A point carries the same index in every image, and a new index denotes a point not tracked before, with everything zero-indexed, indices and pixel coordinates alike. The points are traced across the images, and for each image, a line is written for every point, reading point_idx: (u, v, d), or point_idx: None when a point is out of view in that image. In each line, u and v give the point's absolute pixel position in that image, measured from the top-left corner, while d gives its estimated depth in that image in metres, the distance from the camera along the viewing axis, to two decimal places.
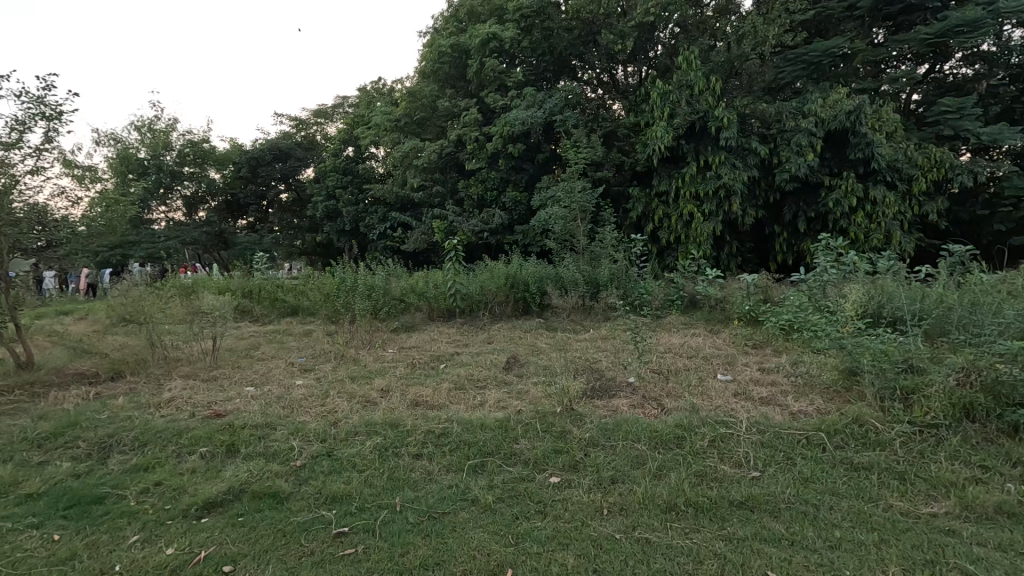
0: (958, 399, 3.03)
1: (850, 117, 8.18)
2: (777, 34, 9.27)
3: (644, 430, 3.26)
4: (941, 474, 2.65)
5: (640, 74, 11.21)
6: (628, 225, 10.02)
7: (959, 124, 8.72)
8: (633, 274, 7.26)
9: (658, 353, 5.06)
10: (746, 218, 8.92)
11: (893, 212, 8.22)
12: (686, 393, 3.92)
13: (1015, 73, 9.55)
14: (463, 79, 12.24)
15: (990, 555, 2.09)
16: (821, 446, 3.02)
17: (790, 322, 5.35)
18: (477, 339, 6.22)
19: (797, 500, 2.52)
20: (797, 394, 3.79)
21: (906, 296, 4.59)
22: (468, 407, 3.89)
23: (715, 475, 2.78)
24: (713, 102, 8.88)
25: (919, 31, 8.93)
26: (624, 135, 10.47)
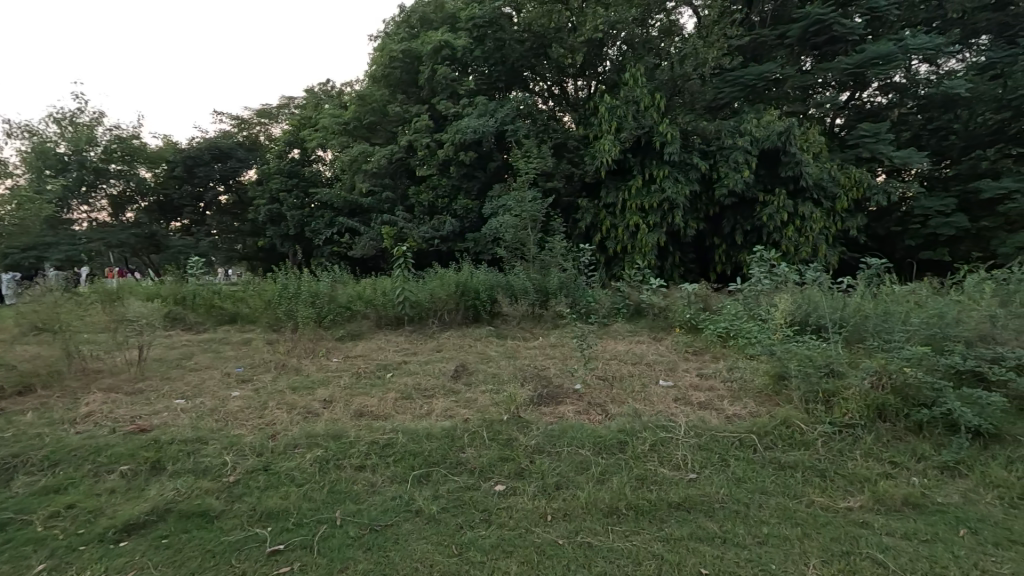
0: (872, 400, 3.30)
1: (781, 137, 8.76)
2: (716, 56, 9.83)
3: (589, 436, 3.32)
4: (857, 471, 2.86)
5: (590, 88, 11.57)
6: (576, 235, 10.23)
7: (875, 147, 9.52)
8: (581, 283, 7.40)
9: (604, 361, 5.18)
10: (688, 231, 9.33)
11: (820, 227, 8.85)
12: (629, 399, 4.04)
13: (922, 103, 10.54)
14: (415, 85, 12.18)
15: (898, 544, 2.27)
16: (752, 447, 3.19)
17: (726, 330, 5.62)
18: (425, 347, 6.15)
19: (730, 500, 2.65)
20: (731, 398, 3.98)
21: (828, 305, 4.94)
22: (413, 417, 3.83)
23: (654, 478, 2.87)
24: (657, 118, 9.27)
25: (841, 61, 9.67)
26: (574, 147, 10.74)
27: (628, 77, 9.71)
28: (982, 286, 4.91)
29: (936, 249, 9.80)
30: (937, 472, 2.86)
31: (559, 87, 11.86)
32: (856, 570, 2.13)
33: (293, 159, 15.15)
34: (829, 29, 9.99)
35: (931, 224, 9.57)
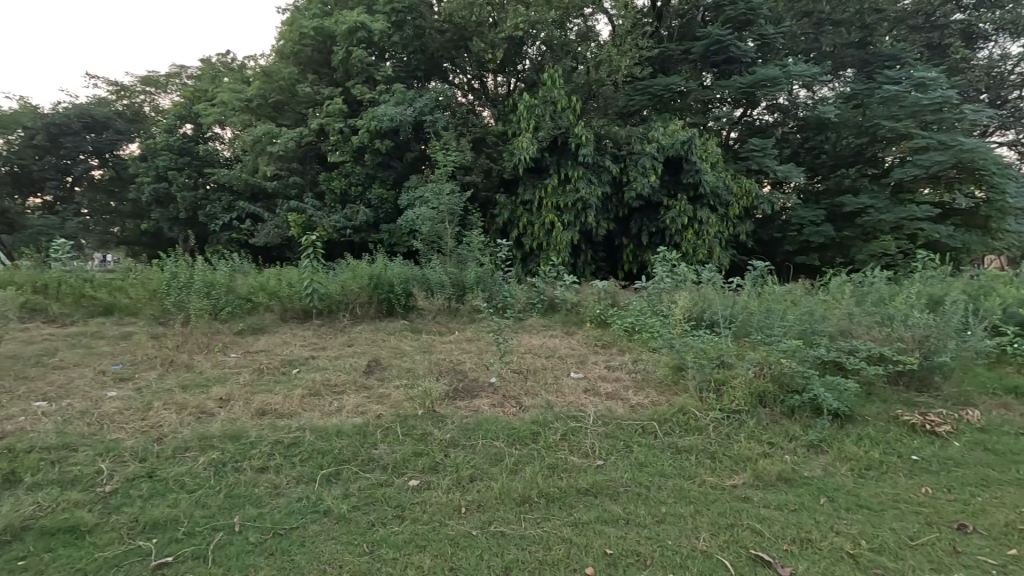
0: (755, 388, 3.69)
1: (684, 147, 9.44)
2: (628, 65, 10.36)
3: (503, 428, 3.38)
4: (742, 451, 3.18)
5: (509, 85, 11.70)
6: (494, 230, 10.32)
7: (762, 161, 10.58)
8: (498, 277, 7.48)
9: (519, 354, 5.28)
10: (600, 230, 9.79)
11: (714, 231, 9.67)
12: (543, 391, 4.17)
13: (800, 123, 11.83)
14: (327, 66, 11.58)
15: (772, 514, 2.56)
16: (653, 433, 3.43)
17: (632, 325, 5.98)
18: (335, 342, 5.89)
19: (633, 484, 2.83)
20: (636, 388, 4.25)
21: (721, 303, 5.43)
22: (322, 414, 3.66)
23: (564, 466, 2.99)
24: (573, 120, 9.60)
25: (736, 80, 10.62)
26: (493, 142, 10.81)
27: (547, 77, 9.94)
28: (843, 287, 5.65)
29: (809, 254, 11.09)
30: (805, 450, 3.26)
31: (479, 80, 11.81)
32: (738, 540, 2.36)
33: (184, 134, 13.71)
34: (727, 49, 10.94)
35: (805, 232, 10.80)
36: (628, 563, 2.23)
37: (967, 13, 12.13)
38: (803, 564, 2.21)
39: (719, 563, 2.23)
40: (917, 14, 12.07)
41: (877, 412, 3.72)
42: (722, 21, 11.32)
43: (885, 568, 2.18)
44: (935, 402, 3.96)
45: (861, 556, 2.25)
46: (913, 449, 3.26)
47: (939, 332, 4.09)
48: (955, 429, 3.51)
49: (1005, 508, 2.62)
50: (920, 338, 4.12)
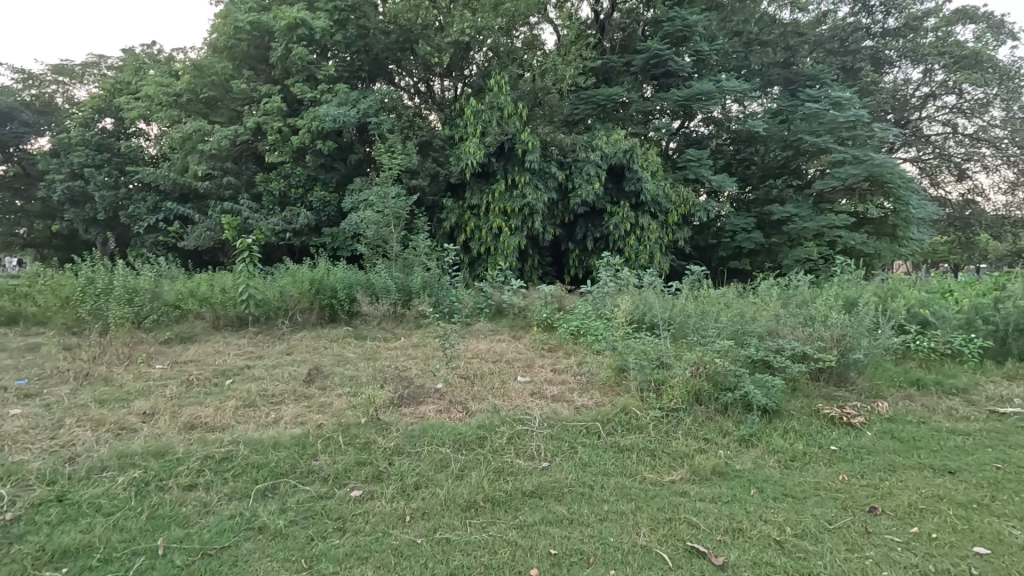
0: (691, 387, 3.87)
1: (626, 155, 9.78)
2: (572, 75, 10.63)
3: (449, 433, 3.36)
4: (680, 448, 3.32)
5: (456, 90, 11.68)
6: (441, 235, 10.26)
7: (698, 171, 11.12)
8: (445, 282, 7.42)
9: (465, 359, 5.26)
10: (546, 236, 9.95)
11: (655, 237, 10.06)
12: (490, 395, 4.18)
13: (732, 136, 12.55)
14: (265, 62, 11.12)
15: (707, 507, 2.68)
16: (596, 433, 3.52)
17: (578, 328, 6.11)
18: (273, 350, 5.63)
19: (577, 483, 2.89)
20: (580, 390, 4.35)
21: (660, 305, 5.64)
22: (258, 426, 3.49)
23: (510, 470, 3.01)
24: (520, 126, 9.72)
25: (674, 93, 11.11)
26: (439, 146, 10.75)
27: (494, 84, 10.02)
28: (771, 290, 6.02)
29: (741, 259, 11.74)
30: (737, 444, 3.44)
31: (425, 84, 11.76)
32: (676, 533, 2.46)
33: (104, 129, 12.73)
34: (665, 63, 11.43)
35: (738, 238, 11.43)
36: (572, 562, 2.27)
37: (875, 40, 13.33)
38: (735, 553, 2.32)
39: (658, 556, 2.30)
40: (832, 40, 13.22)
41: (801, 406, 3.99)
42: (660, 36, 11.80)
43: (807, 551, 2.32)
44: (851, 396, 4.29)
45: (787, 541, 2.39)
46: (832, 440, 3.51)
47: (854, 331, 4.45)
48: (867, 420, 3.82)
49: (909, 489, 2.87)
50: (838, 336, 4.46)
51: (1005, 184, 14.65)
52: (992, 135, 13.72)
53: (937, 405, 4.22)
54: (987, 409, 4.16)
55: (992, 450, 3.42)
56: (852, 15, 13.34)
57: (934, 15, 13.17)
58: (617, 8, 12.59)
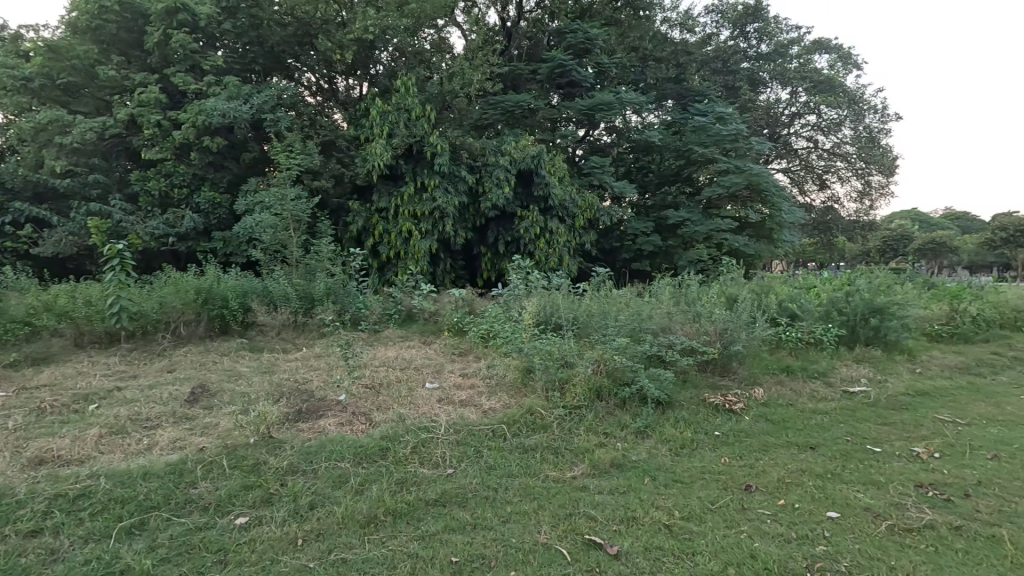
0: (592, 384, 4.03)
1: (533, 161, 10.05)
2: (480, 80, 10.72)
3: (349, 446, 3.22)
4: (581, 444, 3.44)
5: (361, 88, 11.28)
6: (347, 239, 9.84)
7: (602, 177, 11.66)
8: (351, 288, 7.12)
9: (371, 368, 5.07)
10: (457, 239, 9.90)
11: (563, 240, 10.39)
12: (395, 404, 4.06)
13: (632, 144, 13.34)
14: (139, 48, 9.99)
15: (605, 499, 2.80)
16: (502, 436, 3.55)
17: (488, 331, 6.12)
18: (151, 368, 5.05)
19: (482, 488, 2.89)
20: (488, 393, 4.36)
21: (566, 307, 5.78)
22: (126, 455, 3.11)
23: (413, 480, 2.93)
24: (428, 129, 9.60)
25: (578, 102, 11.58)
26: (343, 146, 10.31)
27: (400, 85, 9.81)
28: (667, 289, 6.44)
29: (643, 260, 12.40)
30: (634, 436, 3.64)
31: (328, 81, 11.24)
32: (575, 527, 2.54)
33: None
34: (569, 73, 11.87)
35: (639, 241, 12.11)
36: (473, 568, 2.26)
37: (751, 62, 14.87)
38: (628, 540, 2.43)
39: (558, 552, 2.36)
40: (716, 60, 14.59)
41: (691, 396, 4.31)
42: (564, 46, 12.21)
43: (692, 532, 2.48)
44: (732, 384, 4.72)
45: (674, 524, 2.55)
46: (716, 426, 3.83)
47: (734, 326, 4.90)
48: (746, 405, 4.22)
49: (778, 466, 3.20)
50: (720, 330, 4.88)
51: (856, 193, 16.99)
52: (844, 151, 15.84)
53: (804, 388, 4.77)
54: (841, 389, 4.77)
55: (845, 425, 3.91)
56: (732, 39, 14.83)
57: (797, 44, 14.94)
58: (523, 17, 12.95)
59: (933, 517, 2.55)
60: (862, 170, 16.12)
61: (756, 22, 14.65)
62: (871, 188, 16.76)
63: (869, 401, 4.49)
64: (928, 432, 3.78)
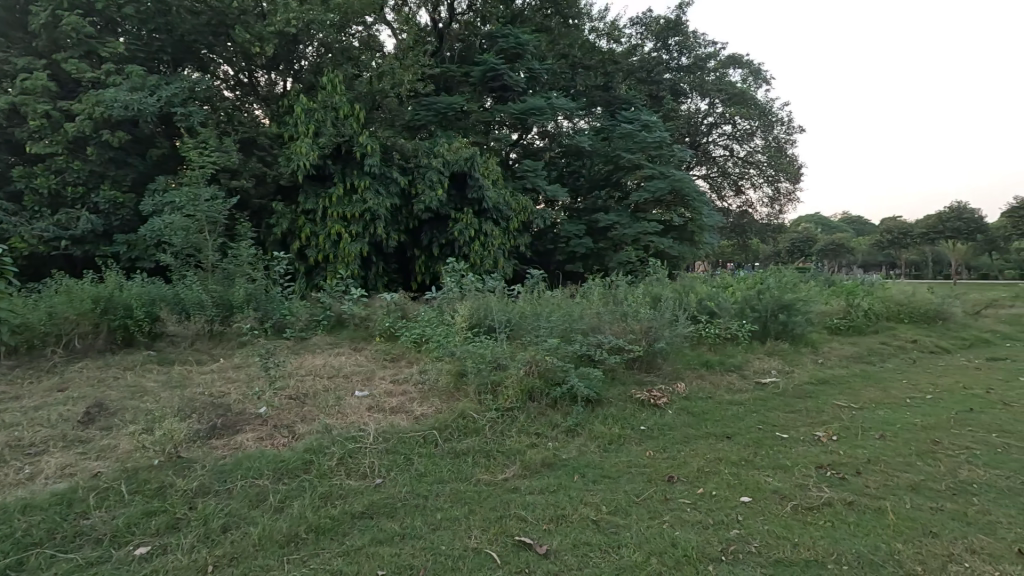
0: (525, 385, 4.07)
1: (467, 164, 10.00)
2: (411, 80, 10.55)
3: (268, 461, 3.04)
4: (513, 446, 3.46)
5: (283, 84, 10.75)
6: (271, 242, 9.32)
7: (535, 180, 11.83)
8: (275, 294, 6.75)
9: (295, 378, 4.82)
10: (390, 242, 9.66)
11: (498, 243, 10.42)
12: (321, 414, 3.89)
13: (563, 149, 13.64)
14: (22, 29, 8.92)
15: (535, 499, 2.82)
16: (434, 442, 3.49)
17: (420, 336, 6.01)
18: (39, 388, 4.53)
19: (411, 496, 2.82)
20: (420, 399, 4.29)
21: (499, 309, 5.80)
22: (4, 488, 2.77)
23: (338, 493, 2.81)
24: (357, 128, 9.31)
25: (510, 106, 11.67)
26: (265, 144, 9.76)
27: (326, 82, 9.44)
28: (597, 290, 6.63)
29: (576, 262, 12.66)
30: (565, 434, 3.71)
31: (247, 75, 10.62)
32: (505, 530, 2.54)
33: None
34: (501, 78, 11.94)
35: (572, 244, 12.36)
36: None
37: (673, 74, 15.67)
38: (557, 539, 2.46)
39: (488, 556, 2.35)
40: (641, 70, 15.24)
41: (619, 393, 4.47)
42: (496, 50, 12.28)
43: (618, 525, 2.56)
44: (657, 380, 4.95)
45: (602, 519, 2.61)
46: (642, 421, 3.98)
47: (659, 324, 5.13)
48: (669, 400, 4.43)
49: (697, 456, 3.37)
50: (646, 328, 5.09)
51: (767, 198, 18.37)
52: (757, 159, 17.08)
53: (722, 381, 5.08)
54: (755, 381, 5.13)
55: (758, 415, 4.19)
56: (655, 51, 15.61)
57: (713, 58, 15.90)
58: (455, 19, 13.00)
59: (831, 495, 2.79)
60: (773, 177, 17.45)
61: (676, 36, 15.46)
62: (780, 194, 18.19)
63: (779, 391, 4.86)
64: (828, 418, 4.14)
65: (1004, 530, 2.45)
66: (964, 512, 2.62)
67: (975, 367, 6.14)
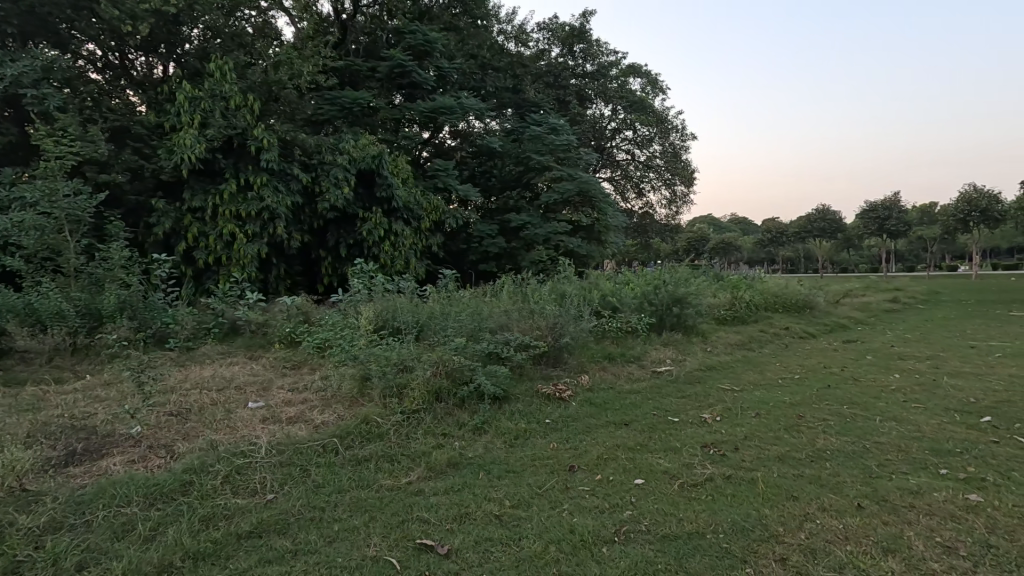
0: (431, 386, 4.01)
1: (374, 162, 9.66)
2: (311, 72, 9.99)
3: (139, 486, 2.73)
4: (418, 448, 3.40)
5: (163, 68, 9.72)
6: (150, 243, 8.39)
7: (447, 180, 11.70)
8: (155, 300, 6.09)
9: (177, 393, 4.35)
10: (291, 243, 9.07)
11: (410, 243, 10.16)
12: (207, 430, 3.57)
13: (474, 149, 13.66)
14: None
15: (440, 500, 2.80)
16: (334, 450, 3.33)
17: (324, 341, 5.71)
18: None
19: (307, 510, 2.66)
20: (322, 407, 4.08)
21: (407, 311, 5.66)
22: None
23: (223, 514, 2.59)
24: (251, 120, 8.64)
25: (419, 104, 11.39)
26: (140, 134, 8.76)
27: (213, 69, 8.66)
28: (507, 289, 6.69)
29: (489, 262, 12.66)
30: (471, 433, 3.71)
31: (117, 56, 9.47)
32: (406, 534, 2.48)
33: None
34: (410, 74, 11.63)
35: (484, 243, 12.39)
36: None
37: (579, 79, 16.31)
38: (459, 537, 2.45)
39: (387, 562, 2.28)
40: (548, 74, 15.70)
41: (526, 389, 4.55)
42: (403, 46, 11.97)
43: (520, 518, 2.61)
44: (563, 374, 5.12)
45: (504, 513, 2.65)
46: (548, 415, 4.09)
47: (564, 321, 5.29)
48: (574, 393, 4.60)
49: (597, 445, 3.52)
50: (552, 325, 5.23)
51: (665, 200, 19.69)
52: (655, 164, 18.23)
53: (623, 372, 5.37)
54: (652, 370, 5.49)
55: (655, 402, 4.47)
56: (561, 56, 16.16)
57: (615, 67, 16.73)
58: (360, 11, 12.50)
59: (712, 471, 3.05)
60: (669, 181, 18.74)
61: (581, 43, 16.07)
62: (676, 196, 19.56)
63: (673, 378, 5.23)
64: (714, 400, 4.51)
65: (849, 489, 2.81)
66: (819, 476, 2.98)
67: (833, 348, 7.04)
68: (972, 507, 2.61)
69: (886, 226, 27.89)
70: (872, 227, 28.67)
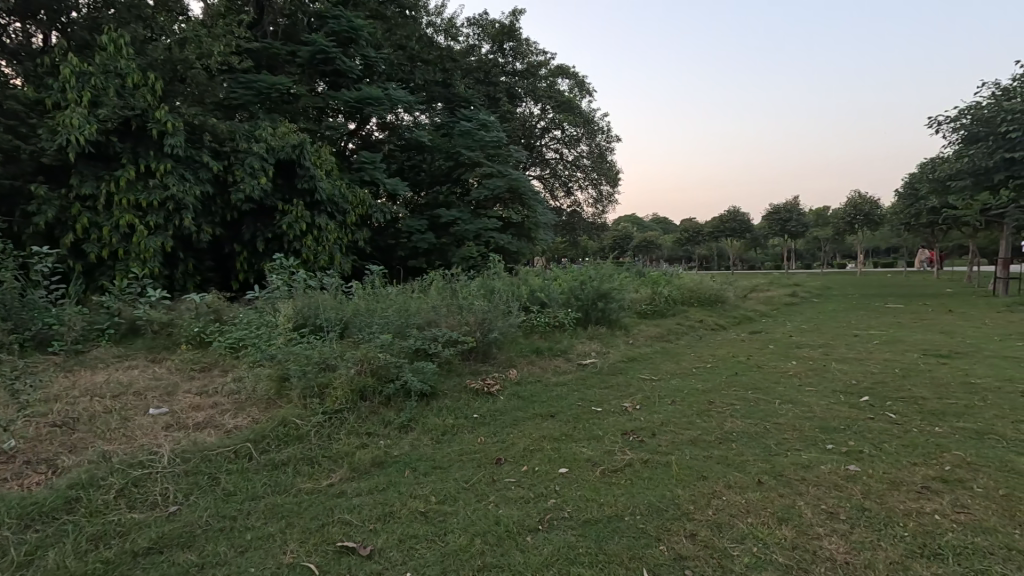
0: (354, 385, 3.88)
1: (295, 151, 9.16)
2: (222, 53, 9.27)
3: (13, 509, 2.41)
4: (340, 449, 3.27)
5: (45, 38, 8.64)
6: (28, 235, 7.42)
7: (374, 173, 11.32)
8: (36, 298, 5.40)
9: (63, 402, 3.89)
10: (200, 236, 8.39)
11: (335, 238, 9.72)
12: (98, 440, 3.23)
13: (403, 142, 13.38)
14: None
15: (363, 500, 2.72)
16: (247, 456, 3.14)
17: (238, 340, 5.35)
18: None
19: (215, 520, 2.49)
20: (235, 411, 3.82)
21: (330, 308, 5.42)
22: None
23: (117, 531, 2.36)
24: (153, 101, 7.88)
25: (343, 93, 10.90)
26: (15, 110, 7.71)
27: (106, 42, 7.80)
28: (434, 285, 6.59)
29: (418, 258, 12.27)
30: (397, 431, 3.63)
31: None
32: (326, 538, 2.38)
33: None
34: (333, 62, 11.13)
35: (414, 239, 12.04)
36: None
37: (509, 77, 16.41)
38: (382, 537, 2.39)
39: (304, 568, 2.18)
40: (478, 71, 15.76)
41: (454, 385, 4.54)
42: (326, 32, 11.39)
43: (447, 513, 2.59)
44: (491, 368, 5.16)
45: (430, 510, 2.62)
46: (475, 409, 4.10)
47: (493, 315, 5.32)
48: (502, 387, 4.64)
49: (523, 437, 3.58)
50: (480, 320, 5.23)
51: (592, 199, 20.34)
52: (582, 164, 18.77)
53: (549, 365, 5.49)
54: (578, 362, 5.66)
55: (581, 393, 4.60)
56: (491, 53, 16.18)
57: (545, 67, 16.98)
58: None
59: (631, 457, 3.20)
60: (596, 181, 19.39)
61: (511, 41, 16.06)
62: (602, 196, 20.27)
63: (597, 370, 5.43)
64: (634, 390, 4.73)
65: (751, 466, 3.06)
66: (726, 456, 3.21)
67: (740, 339, 7.62)
68: (851, 476, 2.93)
69: (787, 227, 30.52)
70: (776, 228, 31.27)
